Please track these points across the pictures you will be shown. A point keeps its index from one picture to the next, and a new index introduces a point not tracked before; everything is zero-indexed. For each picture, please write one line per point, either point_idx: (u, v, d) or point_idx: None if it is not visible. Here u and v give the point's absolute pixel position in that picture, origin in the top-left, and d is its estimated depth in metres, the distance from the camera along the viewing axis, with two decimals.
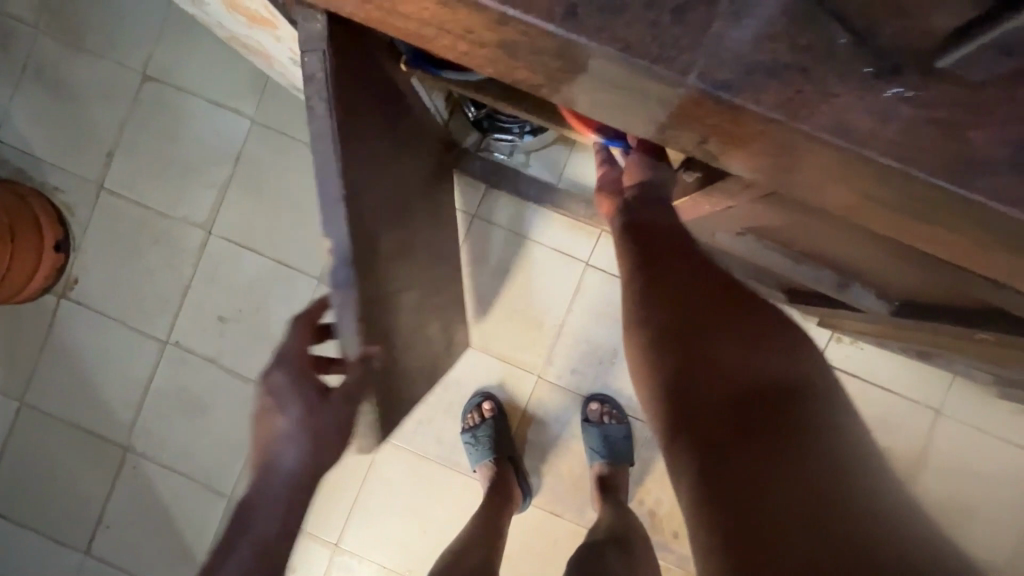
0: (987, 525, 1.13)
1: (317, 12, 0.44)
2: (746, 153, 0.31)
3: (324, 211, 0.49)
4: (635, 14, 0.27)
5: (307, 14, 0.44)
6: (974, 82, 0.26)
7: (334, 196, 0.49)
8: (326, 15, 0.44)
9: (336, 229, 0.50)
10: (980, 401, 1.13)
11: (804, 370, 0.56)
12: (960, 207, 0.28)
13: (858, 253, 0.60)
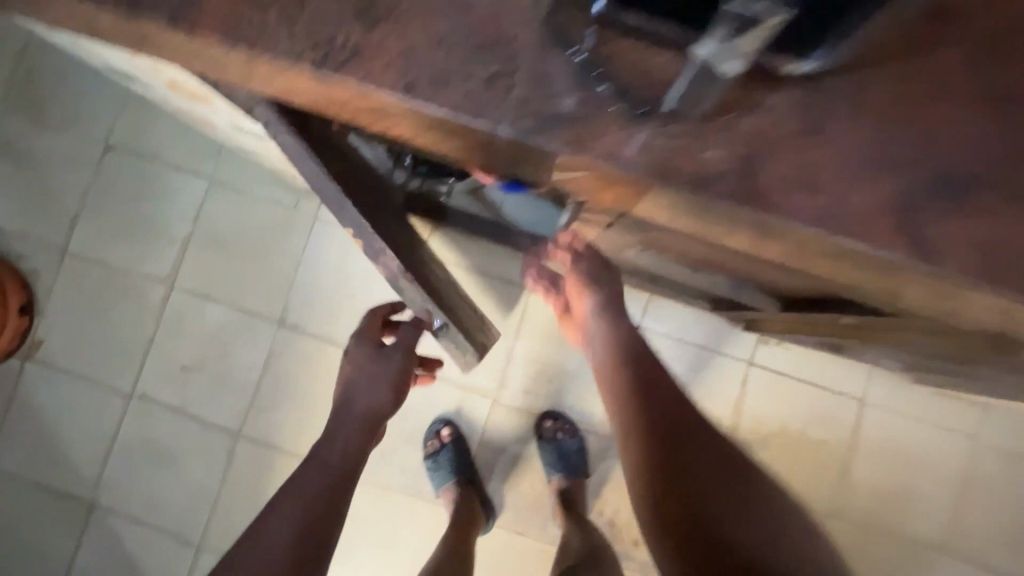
0: (919, 506, 1.21)
1: (264, 102, 0.58)
2: (565, 180, 0.41)
3: (341, 212, 0.68)
4: (457, 85, 0.37)
5: (260, 106, 0.58)
6: (701, 118, 0.37)
7: (341, 202, 0.67)
8: (270, 103, 0.58)
9: (350, 219, 0.69)
10: (899, 388, 1.22)
11: (770, 510, 0.63)
12: (711, 208, 0.38)
13: (735, 262, 0.69)
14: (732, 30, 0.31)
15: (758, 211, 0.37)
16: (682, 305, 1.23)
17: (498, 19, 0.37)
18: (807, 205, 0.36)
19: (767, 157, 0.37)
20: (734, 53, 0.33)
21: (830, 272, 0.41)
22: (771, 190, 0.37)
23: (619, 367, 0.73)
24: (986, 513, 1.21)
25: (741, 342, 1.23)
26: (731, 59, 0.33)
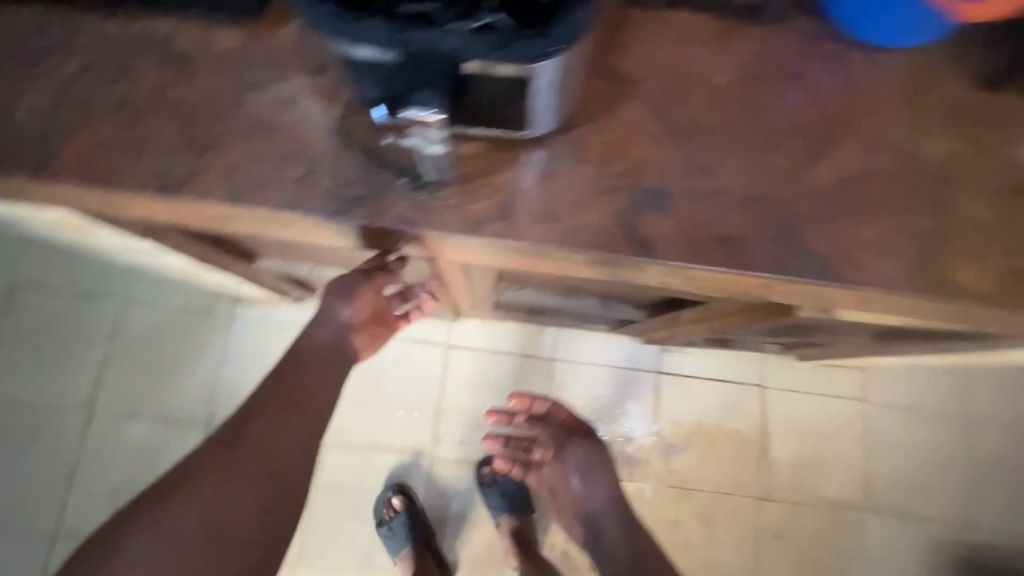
0: (834, 472, 1.33)
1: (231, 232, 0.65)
2: (379, 243, 0.51)
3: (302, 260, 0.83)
4: (273, 188, 0.48)
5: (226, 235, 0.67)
6: (464, 181, 0.49)
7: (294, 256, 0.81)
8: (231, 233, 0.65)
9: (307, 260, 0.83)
10: (792, 368, 1.36)
11: None
12: (486, 245, 0.49)
13: (592, 283, 0.79)
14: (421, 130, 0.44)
15: (519, 241, 0.48)
16: (587, 332, 1.33)
17: (298, 134, 0.49)
18: (554, 231, 0.49)
19: (518, 201, 0.49)
20: (440, 137, 0.45)
21: (599, 275, 0.52)
22: (526, 224, 0.49)
23: (614, 521, 0.98)
24: (890, 466, 1.33)
25: (647, 355, 1.35)
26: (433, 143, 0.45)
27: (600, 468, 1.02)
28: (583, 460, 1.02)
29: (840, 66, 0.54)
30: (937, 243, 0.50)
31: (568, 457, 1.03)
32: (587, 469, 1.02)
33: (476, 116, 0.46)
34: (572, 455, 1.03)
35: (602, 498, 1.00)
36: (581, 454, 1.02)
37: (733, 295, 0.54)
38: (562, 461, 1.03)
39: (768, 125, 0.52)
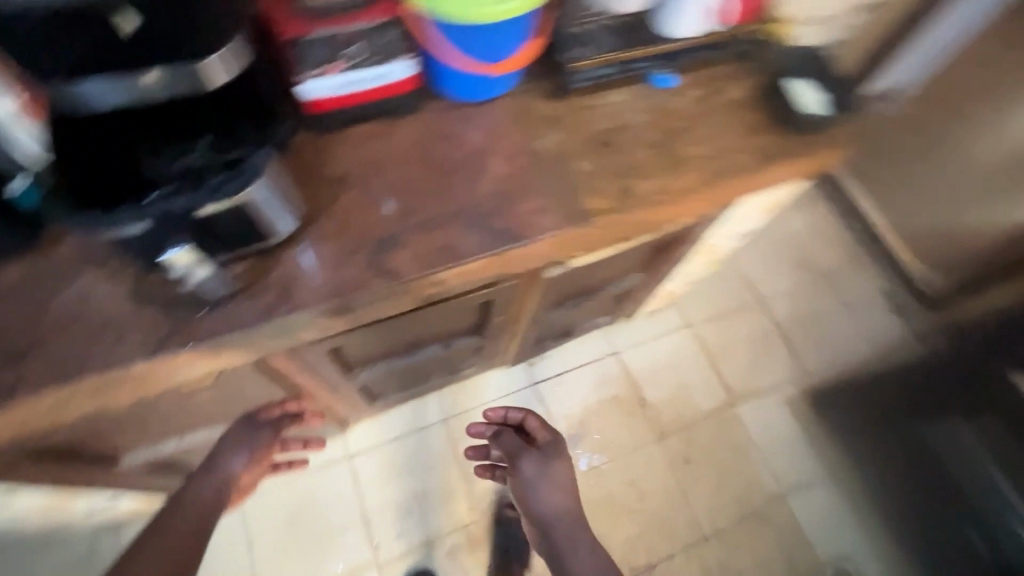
0: (699, 387, 1.58)
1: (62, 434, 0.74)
2: (201, 362, 0.65)
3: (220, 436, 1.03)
4: (94, 360, 0.60)
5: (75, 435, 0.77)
6: (245, 289, 0.66)
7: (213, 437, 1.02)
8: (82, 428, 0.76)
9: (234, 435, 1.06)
10: (630, 327, 1.63)
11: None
12: (282, 324, 0.66)
13: (415, 328, 0.97)
14: (186, 261, 0.60)
15: (303, 310, 0.67)
16: (463, 382, 1.49)
17: (101, 313, 0.62)
18: (324, 293, 0.68)
19: (290, 286, 0.67)
20: (198, 260, 0.60)
21: (376, 307, 0.72)
22: (302, 297, 0.67)
23: (564, 528, 1.01)
24: (735, 360, 1.63)
25: (519, 374, 1.54)
26: (197, 265, 0.61)
27: (551, 481, 1.05)
28: (535, 470, 1.06)
29: (469, 116, 0.81)
30: (569, 194, 0.78)
31: (520, 468, 1.07)
32: (539, 479, 1.05)
33: (232, 244, 0.64)
34: (524, 467, 1.07)
35: (553, 506, 1.03)
36: (530, 465, 1.06)
37: (473, 279, 0.76)
38: (516, 472, 1.07)
39: (441, 169, 0.77)
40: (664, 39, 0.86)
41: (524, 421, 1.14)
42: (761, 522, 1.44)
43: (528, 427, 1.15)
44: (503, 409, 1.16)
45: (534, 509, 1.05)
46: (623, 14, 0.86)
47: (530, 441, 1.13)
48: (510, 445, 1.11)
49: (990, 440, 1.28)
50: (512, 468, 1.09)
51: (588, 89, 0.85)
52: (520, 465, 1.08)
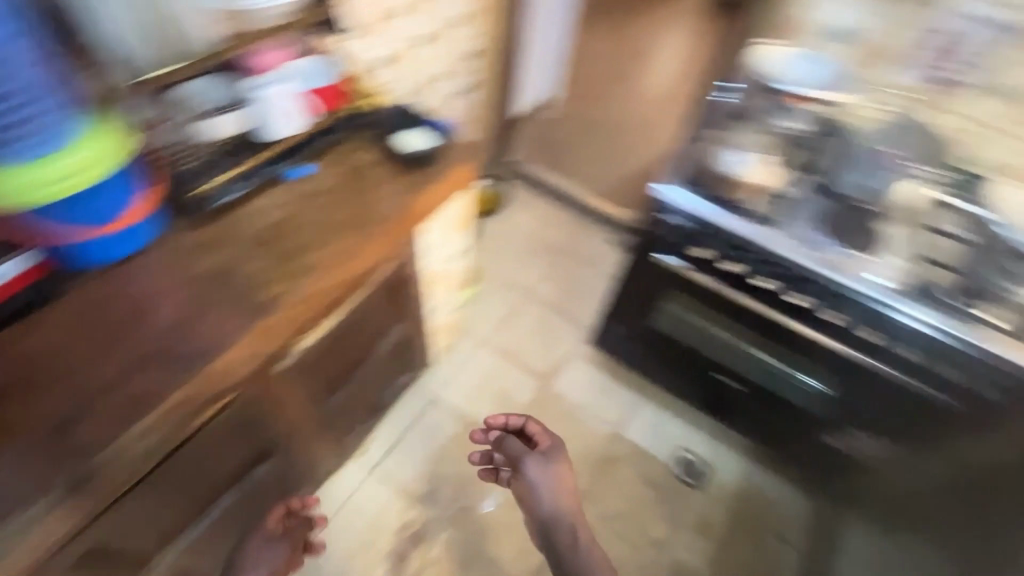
0: (515, 387, 1.76)
1: None
2: None
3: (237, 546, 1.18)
4: None
5: None
6: None
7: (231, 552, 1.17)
8: None
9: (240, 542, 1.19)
10: (437, 371, 1.77)
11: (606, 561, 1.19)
12: None
13: (184, 480, 0.96)
14: None
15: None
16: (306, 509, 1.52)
17: None
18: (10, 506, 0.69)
19: None
20: None
21: (89, 490, 0.74)
22: None
23: (568, 523, 1.20)
24: (535, 349, 1.84)
25: (355, 469, 1.57)
26: None
27: (554, 482, 1.22)
28: (537, 472, 1.23)
29: (124, 276, 0.87)
30: (246, 295, 0.88)
31: (524, 470, 1.24)
32: (542, 479, 1.22)
33: None
34: (528, 469, 1.23)
35: (556, 506, 1.21)
36: (536, 471, 1.22)
37: (185, 412, 0.80)
38: (522, 475, 1.24)
39: (109, 334, 0.82)
40: (274, 143, 1.02)
41: (530, 428, 1.29)
42: (614, 463, 1.63)
43: (530, 432, 1.30)
44: (507, 416, 1.30)
45: (533, 502, 1.23)
46: (227, 138, 0.99)
47: (536, 444, 1.28)
48: (514, 453, 1.26)
49: (692, 304, 1.36)
50: (518, 473, 1.25)
51: (231, 205, 0.97)
52: (523, 469, 1.25)
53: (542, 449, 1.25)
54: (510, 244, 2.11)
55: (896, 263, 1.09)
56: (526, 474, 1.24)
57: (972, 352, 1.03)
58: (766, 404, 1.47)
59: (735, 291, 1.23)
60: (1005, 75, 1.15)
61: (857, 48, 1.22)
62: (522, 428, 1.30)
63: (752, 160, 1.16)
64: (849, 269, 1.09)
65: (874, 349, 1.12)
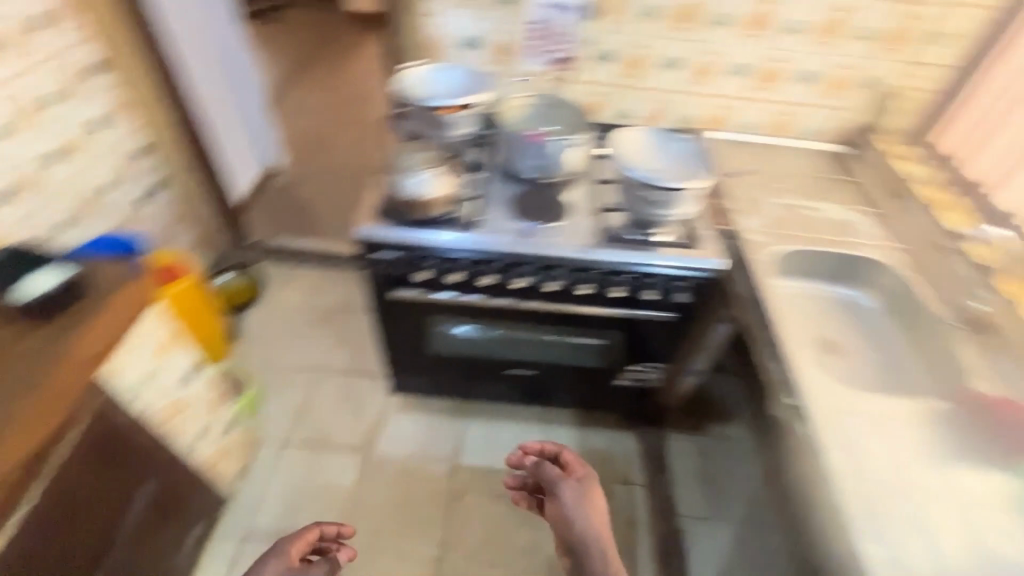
0: (335, 473, 1.62)
1: None
2: None
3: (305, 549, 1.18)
4: None
5: None
6: None
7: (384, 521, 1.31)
8: None
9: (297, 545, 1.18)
10: (239, 500, 1.56)
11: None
12: None
13: None
14: None
15: None
16: None
17: None
18: None
19: None
20: None
21: None
22: None
23: (600, 549, 1.11)
24: (343, 422, 1.73)
25: None
26: None
27: (587, 508, 1.16)
28: (573, 501, 1.18)
29: None
30: None
31: (560, 494, 1.20)
32: (574, 504, 1.18)
33: None
34: (560, 492, 1.20)
35: (589, 531, 1.13)
36: (573, 495, 1.18)
37: None
38: (558, 499, 1.20)
39: None
40: None
41: (570, 459, 1.28)
42: (460, 496, 1.61)
43: (566, 460, 1.29)
44: (545, 443, 1.31)
45: (562, 519, 1.18)
46: None
47: (571, 472, 1.25)
48: (552, 476, 1.23)
49: (455, 308, 1.31)
50: (554, 497, 1.21)
51: None
52: (557, 492, 1.21)
53: (579, 471, 1.23)
54: (283, 327, 1.94)
55: (583, 222, 1.24)
56: (558, 491, 1.21)
57: (655, 272, 1.19)
58: (559, 370, 1.57)
59: (470, 295, 1.27)
60: (600, 44, 1.37)
61: (484, 52, 1.40)
62: (562, 456, 1.30)
63: (426, 176, 1.18)
64: (542, 240, 1.19)
65: (592, 297, 1.24)
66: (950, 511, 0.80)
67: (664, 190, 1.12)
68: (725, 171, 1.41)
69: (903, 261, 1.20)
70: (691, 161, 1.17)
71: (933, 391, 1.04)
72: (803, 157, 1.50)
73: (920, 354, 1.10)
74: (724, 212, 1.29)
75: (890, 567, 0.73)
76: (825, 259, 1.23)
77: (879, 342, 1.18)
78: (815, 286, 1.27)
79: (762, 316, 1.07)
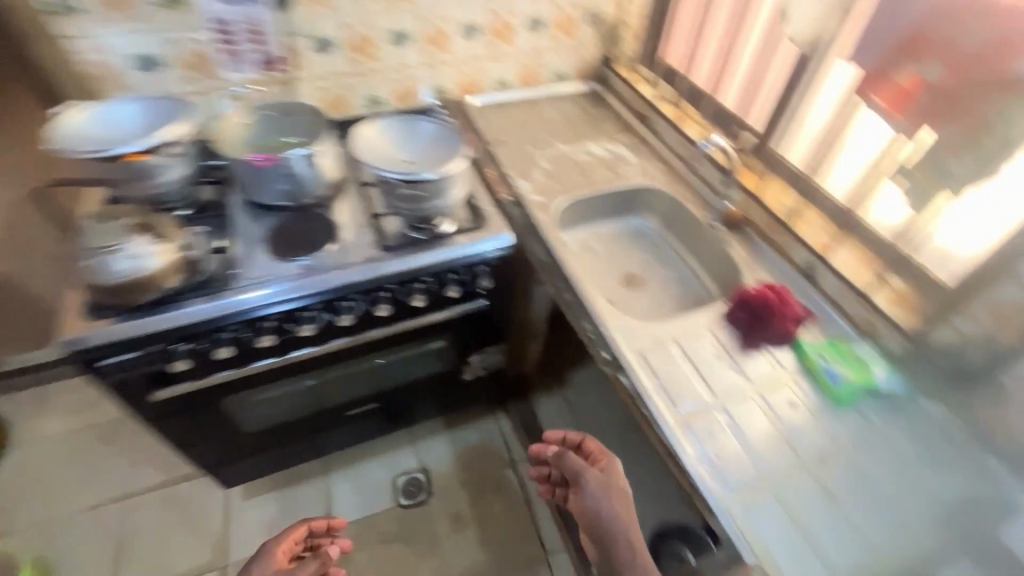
0: None
1: None
2: None
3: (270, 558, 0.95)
4: None
5: None
6: None
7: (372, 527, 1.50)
8: None
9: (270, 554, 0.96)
10: None
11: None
12: None
13: None
14: None
15: None
16: None
17: None
18: None
19: None
20: None
21: None
22: None
23: (625, 546, 0.79)
24: (180, 543, 1.43)
25: None
26: None
27: (615, 500, 0.82)
28: (599, 496, 0.83)
29: None
30: None
31: (584, 483, 0.84)
32: (604, 504, 0.82)
33: None
34: (588, 488, 0.84)
35: (617, 526, 0.80)
36: (601, 488, 0.83)
37: None
38: (582, 488, 0.84)
39: None
40: None
41: (593, 449, 0.90)
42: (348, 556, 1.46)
43: (589, 449, 0.92)
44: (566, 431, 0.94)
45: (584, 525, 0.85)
46: None
47: (596, 463, 0.89)
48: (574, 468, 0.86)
49: (246, 379, 1.11)
50: (577, 487, 0.85)
51: None
52: (582, 487, 0.84)
53: (604, 460, 0.87)
54: (60, 463, 1.53)
55: (358, 239, 1.11)
56: (585, 486, 0.84)
57: (451, 264, 1.11)
58: (403, 390, 1.47)
59: (261, 360, 1.08)
60: (313, 28, 1.19)
61: (171, 70, 1.14)
62: (585, 447, 0.91)
63: (137, 254, 0.90)
64: (319, 271, 1.04)
65: (395, 316, 1.15)
66: (755, 402, 0.87)
67: (423, 181, 1.02)
68: (492, 136, 1.37)
69: (665, 180, 1.28)
70: (436, 143, 1.10)
71: (718, 291, 1.14)
72: (561, 102, 1.52)
73: (700, 260, 1.20)
74: (502, 181, 1.25)
75: (722, 484, 0.77)
76: (602, 197, 1.27)
77: (668, 259, 1.25)
78: (605, 225, 1.32)
79: (562, 276, 1.07)
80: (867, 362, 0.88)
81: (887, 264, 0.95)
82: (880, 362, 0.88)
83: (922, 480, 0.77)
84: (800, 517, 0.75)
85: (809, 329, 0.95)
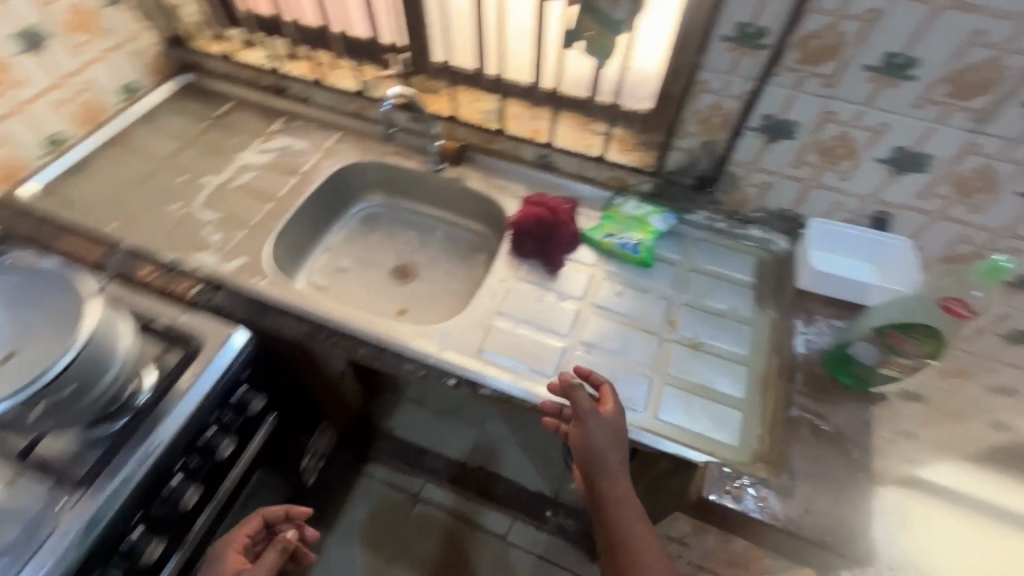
0: None
1: None
2: None
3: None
4: None
5: None
6: None
7: None
8: None
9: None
10: None
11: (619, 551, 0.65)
12: None
13: None
14: None
15: None
16: None
17: None
18: None
19: None
20: None
21: None
22: None
23: (609, 495, 0.68)
24: None
25: None
26: None
27: (614, 446, 0.69)
28: (603, 441, 0.68)
29: None
30: None
31: (588, 424, 0.69)
32: (602, 449, 0.68)
33: None
34: (590, 429, 0.68)
35: (611, 471, 0.68)
36: (605, 436, 0.68)
37: None
38: (582, 426, 0.69)
39: None
40: None
41: (605, 391, 0.71)
42: None
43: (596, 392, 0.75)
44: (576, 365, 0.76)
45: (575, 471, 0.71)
46: None
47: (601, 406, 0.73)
48: (579, 405, 0.69)
49: None
50: (576, 421, 0.70)
51: None
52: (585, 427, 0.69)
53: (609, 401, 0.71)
54: None
55: (33, 498, 0.68)
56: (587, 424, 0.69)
57: (206, 418, 0.77)
58: None
59: None
60: None
61: None
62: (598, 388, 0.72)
63: None
64: None
65: (180, 526, 0.79)
66: (596, 316, 0.85)
67: (77, 364, 0.63)
68: (108, 222, 0.93)
69: (358, 150, 1.06)
70: (37, 303, 0.68)
71: (485, 228, 1.06)
72: (163, 123, 1.10)
73: (449, 209, 1.08)
74: (173, 274, 0.88)
75: (630, 412, 0.74)
76: (307, 209, 1.01)
77: (417, 225, 1.10)
78: (332, 234, 1.07)
79: (341, 333, 0.83)
80: (642, 217, 0.92)
81: (600, 119, 0.96)
82: (651, 211, 0.93)
83: (730, 280, 0.88)
84: (694, 382, 0.77)
85: (584, 216, 0.95)
